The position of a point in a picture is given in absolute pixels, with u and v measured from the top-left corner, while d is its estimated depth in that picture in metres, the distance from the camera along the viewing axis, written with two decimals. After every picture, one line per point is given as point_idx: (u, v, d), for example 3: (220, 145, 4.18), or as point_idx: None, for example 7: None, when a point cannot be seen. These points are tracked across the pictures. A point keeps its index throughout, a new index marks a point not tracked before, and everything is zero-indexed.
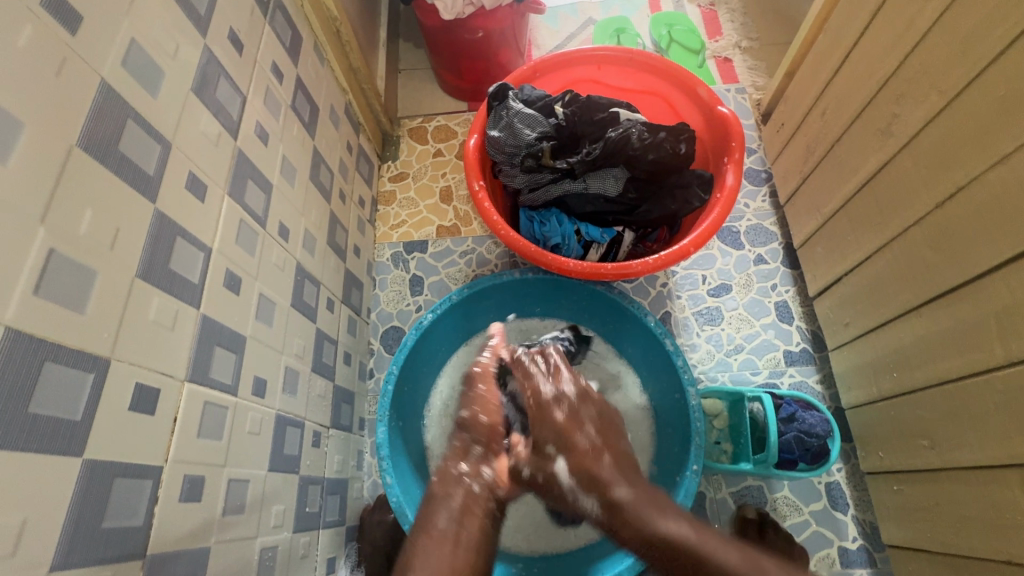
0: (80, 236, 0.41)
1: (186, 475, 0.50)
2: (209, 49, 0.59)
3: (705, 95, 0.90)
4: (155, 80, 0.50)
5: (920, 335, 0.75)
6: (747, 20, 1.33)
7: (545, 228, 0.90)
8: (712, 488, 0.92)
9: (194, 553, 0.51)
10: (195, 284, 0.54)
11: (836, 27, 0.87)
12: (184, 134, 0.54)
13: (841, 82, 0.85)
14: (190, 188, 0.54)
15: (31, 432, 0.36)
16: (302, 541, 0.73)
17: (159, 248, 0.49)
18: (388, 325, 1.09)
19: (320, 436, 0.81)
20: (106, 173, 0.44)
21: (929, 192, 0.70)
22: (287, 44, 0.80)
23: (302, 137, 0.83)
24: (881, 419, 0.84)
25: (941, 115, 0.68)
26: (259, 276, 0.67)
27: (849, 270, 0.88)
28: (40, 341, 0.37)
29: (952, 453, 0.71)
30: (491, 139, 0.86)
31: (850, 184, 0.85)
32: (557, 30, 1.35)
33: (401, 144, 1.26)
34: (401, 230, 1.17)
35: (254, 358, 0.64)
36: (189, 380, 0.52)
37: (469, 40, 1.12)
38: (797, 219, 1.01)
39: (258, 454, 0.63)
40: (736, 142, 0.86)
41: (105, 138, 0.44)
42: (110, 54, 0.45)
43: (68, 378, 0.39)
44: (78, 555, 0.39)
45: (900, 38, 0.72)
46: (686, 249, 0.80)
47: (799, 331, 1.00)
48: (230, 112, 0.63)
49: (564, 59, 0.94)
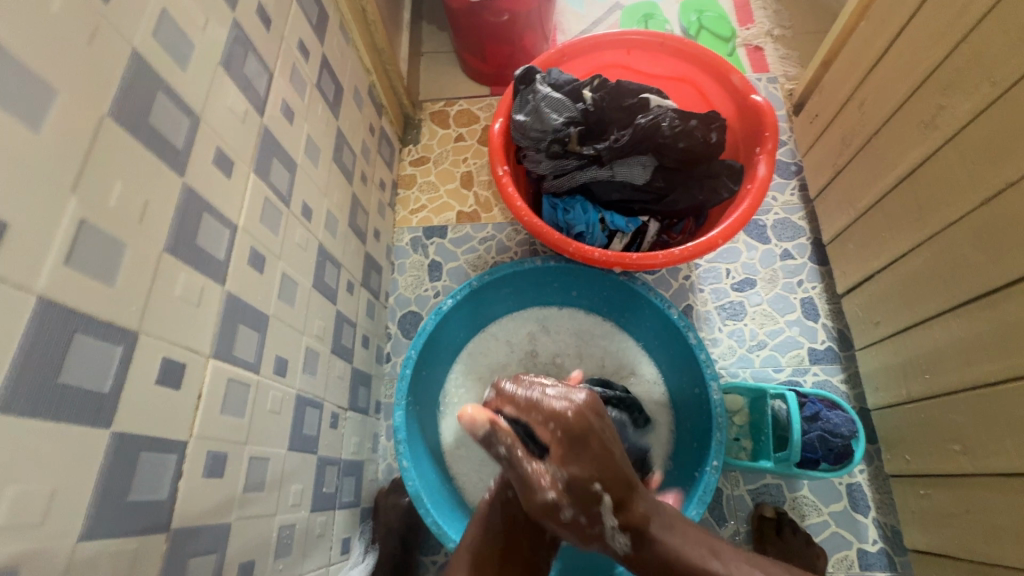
0: (111, 207, 0.41)
1: (208, 451, 0.50)
2: (238, 24, 0.58)
3: (739, 83, 0.88)
4: (184, 53, 0.50)
5: (957, 337, 0.73)
6: (781, 8, 1.29)
7: (569, 216, 0.88)
8: (729, 485, 0.90)
9: (217, 528, 0.51)
10: (221, 260, 0.54)
11: (880, 14, 0.83)
12: (212, 109, 0.53)
13: (883, 72, 0.82)
14: (217, 164, 0.54)
15: (62, 402, 0.36)
16: (319, 520, 0.73)
17: (186, 223, 0.49)
18: (406, 310, 1.09)
19: (337, 417, 0.81)
20: (137, 146, 0.43)
21: (976, 189, 0.68)
22: (313, 22, 0.78)
23: (326, 117, 0.82)
24: (908, 421, 0.82)
25: (992, 107, 0.65)
26: (282, 255, 0.66)
27: (882, 268, 0.85)
28: (71, 312, 0.37)
29: (986, 459, 0.69)
30: (516, 124, 0.84)
31: (889, 179, 0.82)
32: (584, 14, 1.32)
33: (423, 128, 1.24)
34: (421, 215, 1.16)
35: (276, 337, 0.64)
36: (214, 357, 0.51)
37: (494, 23, 1.10)
38: (828, 214, 0.98)
39: (278, 433, 0.63)
40: (770, 132, 0.83)
41: (135, 109, 0.44)
42: (141, 25, 0.44)
43: (97, 351, 0.39)
44: (105, 527, 0.39)
45: (950, 26, 0.69)
46: (714, 240, 0.78)
47: (825, 328, 0.98)
48: (257, 89, 0.62)
49: (594, 43, 0.91)
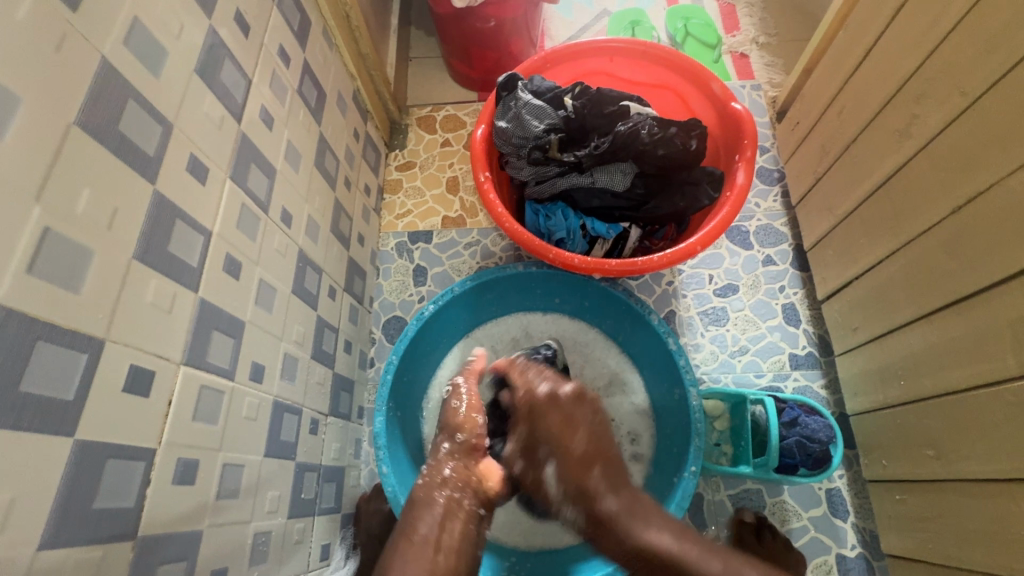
0: (78, 214, 0.41)
1: (179, 458, 0.50)
2: (215, 30, 0.59)
3: (719, 91, 0.88)
4: (157, 61, 0.50)
5: (931, 343, 0.73)
6: (766, 16, 1.30)
7: (550, 222, 0.88)
8: (710, 490, 0.91)
9: (187, 536, 0.51)
10: (194, 267, 0.54)
11: (858, 23, 0.84)
12: (186, 116, 0.54)
13: (860, 80, 0.83)
14: (191, 170, 0.54)
15: (22, 410, 0.36)
16: (297, 526, 0.73)
17: (157, 230, 0.49)
18: (391, 315, 1.09)
19: (318, 423, 0.81)
20: (106, 153, 0.44)
21: (948, 197, 0.69)
22: (295, 27, 0.79)
23: (308, 122, 0.82)
24: (885, 426, 0.83)
25: (962, 117, 0.66)
26: (260, 261, 0.67)
27: (860, 274, 0.86)
28: (33, 319, 0.37)
29: (957, 464, 0.70)
30: (498, 130, 0.85)
31: (865, 186, 0.83)
32: (571, 21, 1.33)
33: (409, 133, 1.25)
34: (406, 220, 1.16)
35: (252, 344, 0.64)
36: (186, 363, 0.51)
37: (481, 29, 1.11)
38: (809, 220, 0.99)
39: (254, 439, 0.63)
40: (749, 139, 0.84)
41: (104, 116, 0.44)
42: (112, 33, 0.45)
43: (61, 358, 0.39)
44: (68, 535, 0.39)
45: (922, 38, 0.71)
46: (692, 248, 0.79)
47: (806, 334, 0.98)
48: (235, 95, 0.63)
49: (577, 51, 0.92)
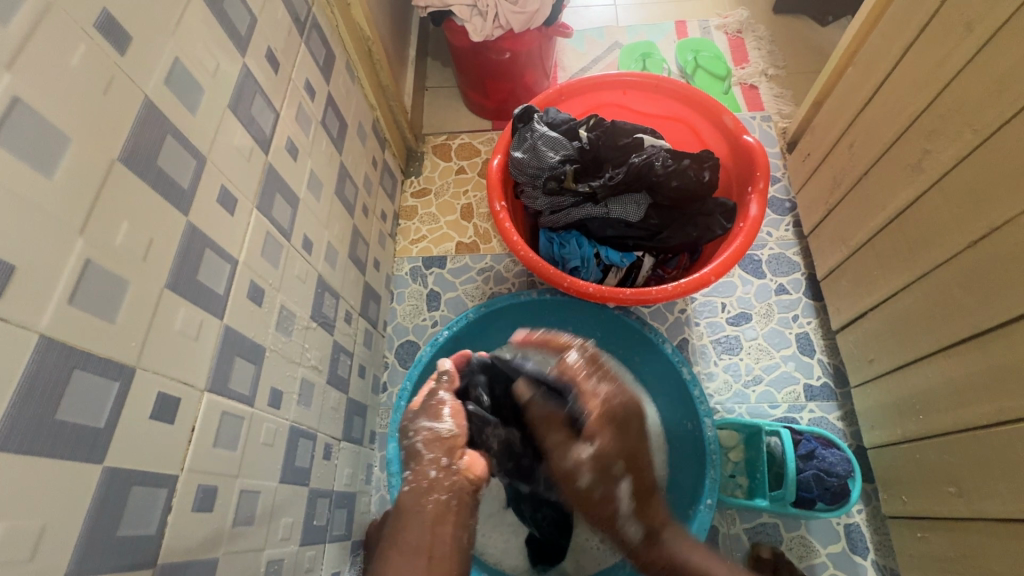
0: (117, 247, 0.42)
1: (199, 484, 0.51)
2: (247, 67, 0.62)
3: (730, 124, 0.90)
4: (194, 98, 0.52)
5: (949, 376, 0.73)
6: (774, 50, 1.34)
7: (565, 250, 0.90)
8: (725, 523, 0.89)
9: (203, 563, 0.51)
10: (221, 295, 0.55)
11: (867, 59, 0.86)
12: (218, 149, 0.56)
13: (871, 114, 0.84)
14: (221, 202, 0.56)
15: (57, 438, 0.37)
16: (308, 554, 0.73)
17: (188, 260, 0.50)
18: (404, 339, 1.10)
19: (331, 448, 0.82)
20: (143, 186, 0.45)
21: (962, 230, 0.69)
22: (320, 62, 0.82)
23: (330, 152, 0.85)
24: (904, 461, 0.81)
25: (974, 153, 0.67)
26: (281, 288, 0.68)
27: (874, 306, 0.86)
28: (71, 349, 0.38)
29: (981, 503, 0.68)
30: (514, 161, 0.87)
31: (878, 218, 0.83)
32: (583, 53, 1.37)
33: (425, 160, 1.27)
34: (421, 245, 1.18)
35: (271, 370, 0.65)
36: (209, 390, 0.52)
37: (496, 60, 1.14)
38: (821, 251, 0.99)
39: (270, 464, 0.63)
40: (761, 172, 0.85)
41: (145, 151, 0.46)
42: (155, 74, 0.47)
43: (96, 385, 0.40)
44: (93, 563, 0.39)
45: (932, 74, 0.72)
46: (706, 277, 0.79)
47: (821, 364, 0.98)
48: (263, 127, 0.65)
49: (591, 84, 0.94)
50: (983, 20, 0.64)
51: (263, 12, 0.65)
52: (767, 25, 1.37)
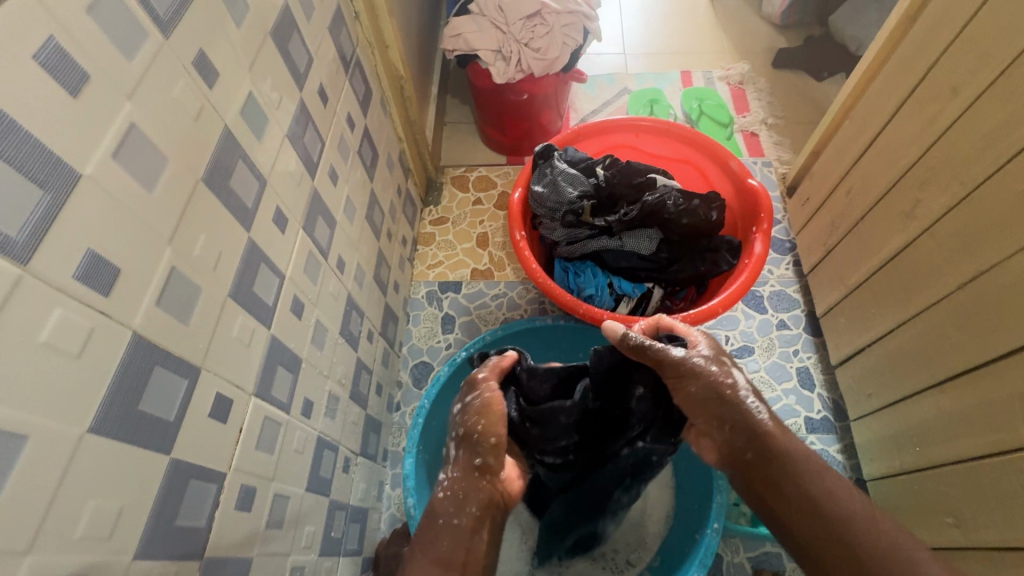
0: (195, 256, 0.47)
1: (242, 484, 0.54)
2: (303, 101, 0.68)
3: (736, 168, 0.97)
4: (261, 126, 0.58)
5: (943, 411, 0.77)
6: (773, 100, 1.43)
7: (580, 279, 0.96)
8: (729, 551, 0.91)
9: (240, 561, 0.54)
10: (270, 305, 0.59)
11: (861, 116, 0.94)
12: (276, 174, 0.61)
13: (866, 165, 0.91)
14: (275, 221, 0.61)
15: (138, 427, 0.40)
16: (325, 565, 0.74)
17: (247, 272, 0.55)
18: (418, 360, 1.13)
19: (349, 462, 0.84)
20: (218, 204, 0.50)
21: (953, 273, 0.75)
22: (360, 97, 0.89)
23: (363, 178, 0.91)
24: (904, 493, 0.84)
25: (963, 202, 0.73)
26: (318, 303, 0.72)
27: (872, 342, 0.91)
28: (154, 346, 0.42)
29: (977, 531, 0.71)
30: (535, 194, 0.93)
31: (875, 259, 0.89)
32: (594, 96, 1.46)
33: (444, 190, 1.34)
34: (437, 270, 1.23)
35: (306, 381, 0.68)
36: (255, 395, 0.56)
37: (515, 100, 1.22)
38: (821, 289, 1.05)
39: (299, 472, 0.66)
40: (765, 214, 0.91)
41: (222, 174, 0.51)
42: (234, 106, 0.53)
43: (169, 382, 0.44)
44: (155, 548, 0.42)
45: (923, 131, 0.79)
46: (714, 308, 0.84)
47: (821, 398, 1.01)
48: (312, 155, 0.71)
49: (607, 126, 1.02)
50: (968, 85, 0.71)
51: (318, 53, 0.72)
52: (766, 78, 1.47)
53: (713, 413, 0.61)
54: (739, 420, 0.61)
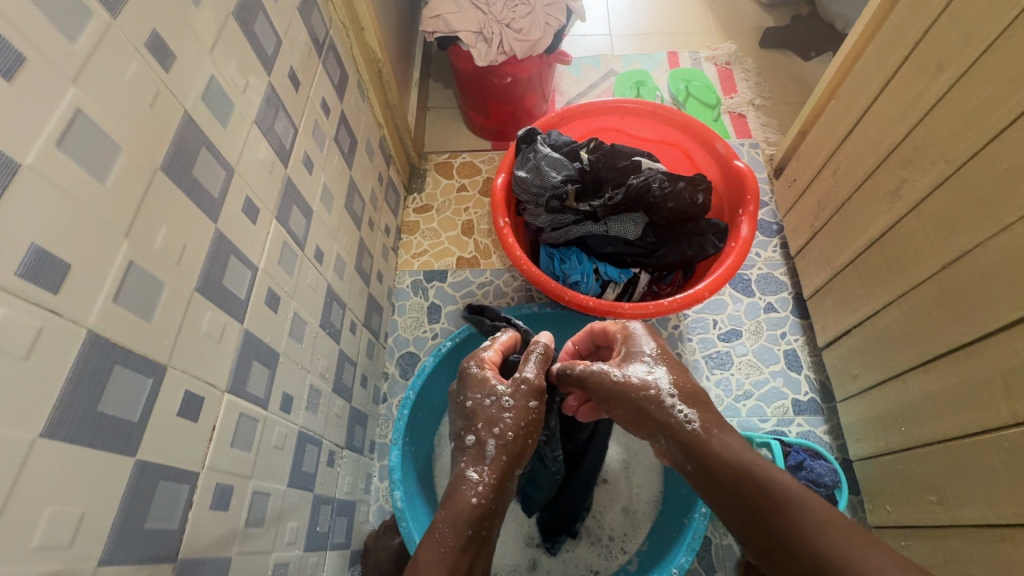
0: (156, 250, 0.45)
1: (217, 483, 0.52)
2: (272, 86, 0.65)
3: (722, 150, 0.95)
4: (225, 112, 0.55)
5: (929, 391, 0.77)
6: (760, 81, 1.41)
7: (565, 266, 0.94)
8: (718, 534, 0.91)
9: (218, 560, 0.52)
10: (242, 300, 0.57)
11: (847, 95, 0.93)
12: (244, 162, 0.59)
13: (852, 144, 0.90)
14: (245, 212, 0.58)
15: (97, 430, 0.39)
16: (311, 559, 0.73)
17: (215, 263, 0.53)
18: (404, 350, 1.12)
19: (334, 456, 0.83)
20: (178, 194, 0.47)
21: (938, 252, 0.74)
22: (335, 81, 0.86)
23: (341, 166, 0.88)
24: (892, 472, 0.85)
25: (948, 181, 0.72)
26: (295, 295, 0.70)
27: (857, 323, 0.91)
28: (113, 345, 0.40)
29: (961, 510, 0.72)
30: (518, 179, 0.91)
31: (862, 239, 0.88)
32: (580, 79, 1.43)
33: (428, 177, 1.31)
34: (422, 259, 1.21)
35: (284, 376, 0.67)
36: (228, 392, 0.54)
37: (498, 84, 1.19)
38: (807, 271, 1.04)
39: (279, 468, 0.65)
40: (751, 196, 0.90)
41: (183, 163, 0.48)
42: (194, 91, 0.50)
43: (132, 381, 0.42)
44: (123, 552, 0.41)
45: (909, 109, 0.78)
46: (700, 293, 0.82)
47: (808, 380, 1.01)
48: (284, 143, 0.68)
49: (590, 109, 1.00)
50: (953, 62, 0.70)
51: (287, 35, 0.69)
52: (754, 58, 1.45)
53: (637, 423, 0.56)
54: (657, 424, 0.54)
